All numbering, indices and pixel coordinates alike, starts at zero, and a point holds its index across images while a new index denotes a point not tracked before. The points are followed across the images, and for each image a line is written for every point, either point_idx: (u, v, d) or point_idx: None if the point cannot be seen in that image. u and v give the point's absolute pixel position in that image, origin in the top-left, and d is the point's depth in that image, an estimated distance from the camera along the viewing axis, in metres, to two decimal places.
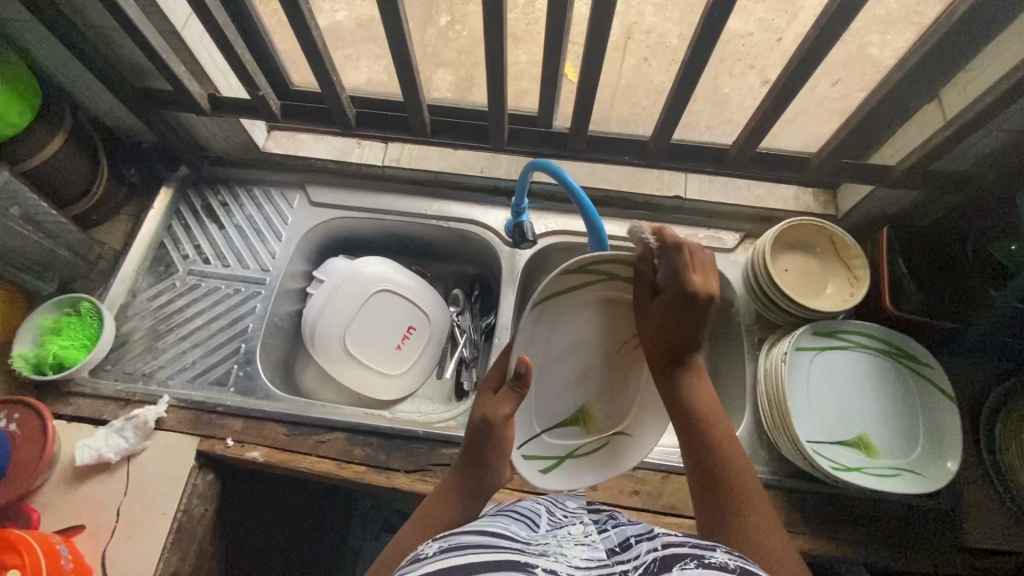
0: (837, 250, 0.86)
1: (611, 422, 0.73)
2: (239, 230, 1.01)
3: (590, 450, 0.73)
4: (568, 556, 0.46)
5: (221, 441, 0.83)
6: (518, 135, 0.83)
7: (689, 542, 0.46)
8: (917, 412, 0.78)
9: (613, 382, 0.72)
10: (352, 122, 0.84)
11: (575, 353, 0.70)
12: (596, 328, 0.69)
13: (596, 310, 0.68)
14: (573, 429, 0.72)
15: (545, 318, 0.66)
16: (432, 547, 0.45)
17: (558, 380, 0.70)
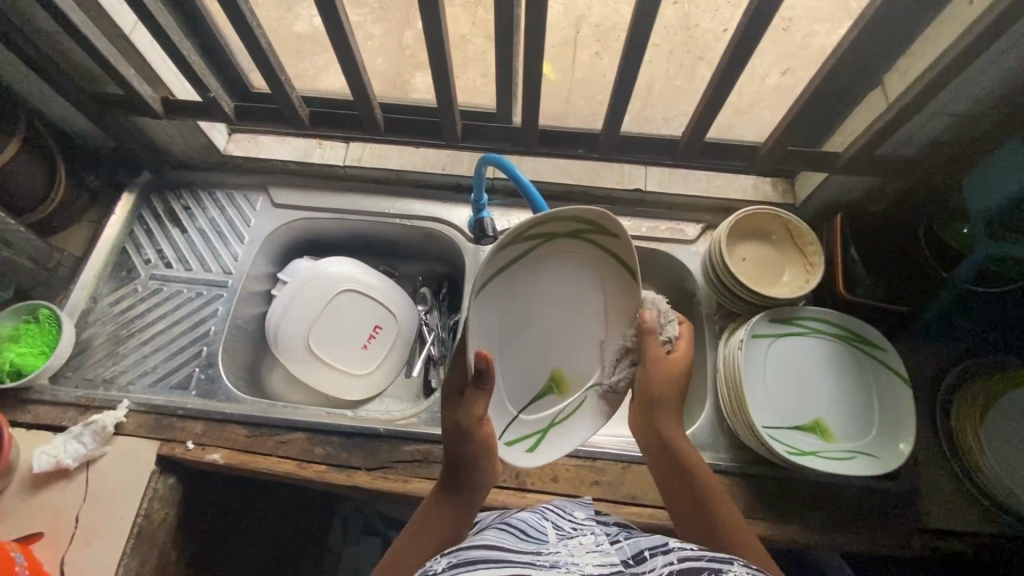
0: (793, 238, 0.87)
1: (590, 382, 0.68)
2: (202, 234, 1.01)
3: (573, 415, 0.68)
4: (579, 566, 0.48)
5: (181, 444, 0.83)
6: (473, 131, 0.83)
7: (705, 555, 0.46)
8: (872, 395, 0.79)
9: (584, 341, 0.67)
10: (306, 122, 0.84)
11: (534, 324, 0.65)
12: (550, 292, 0.65)
13: (543, 275, 0.64)
14: (550, 399, 0.67)
15: (487, 297, 0.62)
16: (442, 562, 0.48)
17: (522, 353, 0.65)
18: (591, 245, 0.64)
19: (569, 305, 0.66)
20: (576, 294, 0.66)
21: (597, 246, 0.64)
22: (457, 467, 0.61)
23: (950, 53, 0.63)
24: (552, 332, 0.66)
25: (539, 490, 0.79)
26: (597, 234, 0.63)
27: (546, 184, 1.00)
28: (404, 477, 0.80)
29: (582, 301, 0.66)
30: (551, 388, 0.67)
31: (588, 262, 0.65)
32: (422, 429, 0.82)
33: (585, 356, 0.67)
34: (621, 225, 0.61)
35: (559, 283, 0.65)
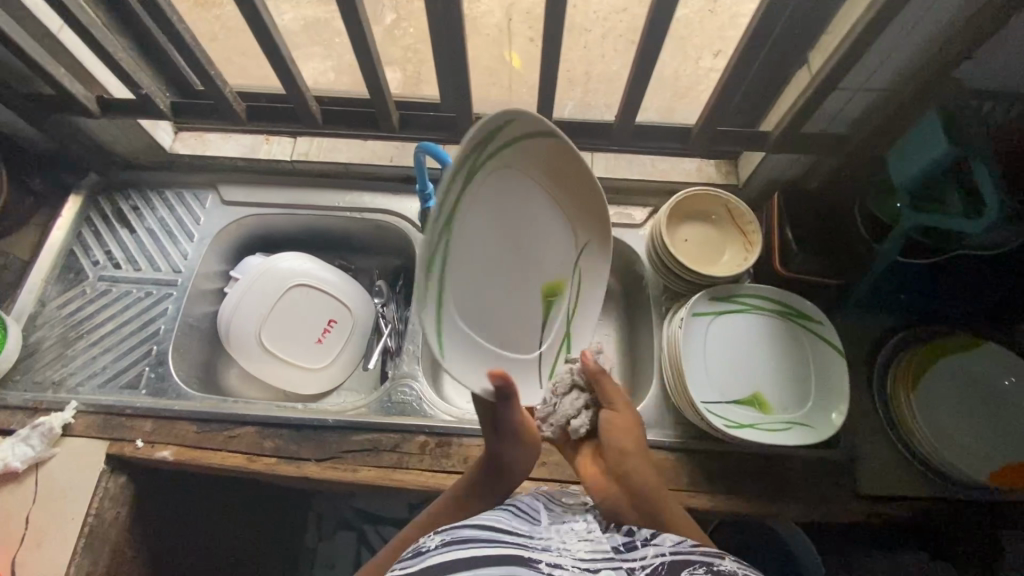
0: (734, 217, 0.89)
1: (571, 261, 0.68)
2: (152, 234, 1.01)
3: (574, 305, 0.70)
4: (572, 549, 0.53)
5: (131, 443, 0.83)
6: (409, 121, 0.84)
7: (698, 549, 0.52)
8: (808, 368, 0.82)
9: (544, 235, 0.64)
10: (242, 117, 0.84)
11: (501, 274, 0.59)
12: (495, 238, 0.57)
13: (475, 238, 0.54)
14: (555, 310, 0.68)
15: (449, 323, 0.53)
16: (436, 540, 0.53)
17: (509, 307, 0.61)
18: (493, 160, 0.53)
19: (517, 221, 0.59)
20: (511, 211, 0.58)
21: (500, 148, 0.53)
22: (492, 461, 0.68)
23: (857, 27, 0.65)
24: (521, 262, 0.61)
25: None
26: (501, 142, 0.53)
27: None
28: (353, 467, 0.80)
29: (527, 211, 0.61)
30: (548, 301, 0.66)
31: (507, 178, 0.56)
32: (370, 418, 0.83)
33: (554, 245, 0.65)
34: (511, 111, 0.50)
35: (495, 219, 0.57)
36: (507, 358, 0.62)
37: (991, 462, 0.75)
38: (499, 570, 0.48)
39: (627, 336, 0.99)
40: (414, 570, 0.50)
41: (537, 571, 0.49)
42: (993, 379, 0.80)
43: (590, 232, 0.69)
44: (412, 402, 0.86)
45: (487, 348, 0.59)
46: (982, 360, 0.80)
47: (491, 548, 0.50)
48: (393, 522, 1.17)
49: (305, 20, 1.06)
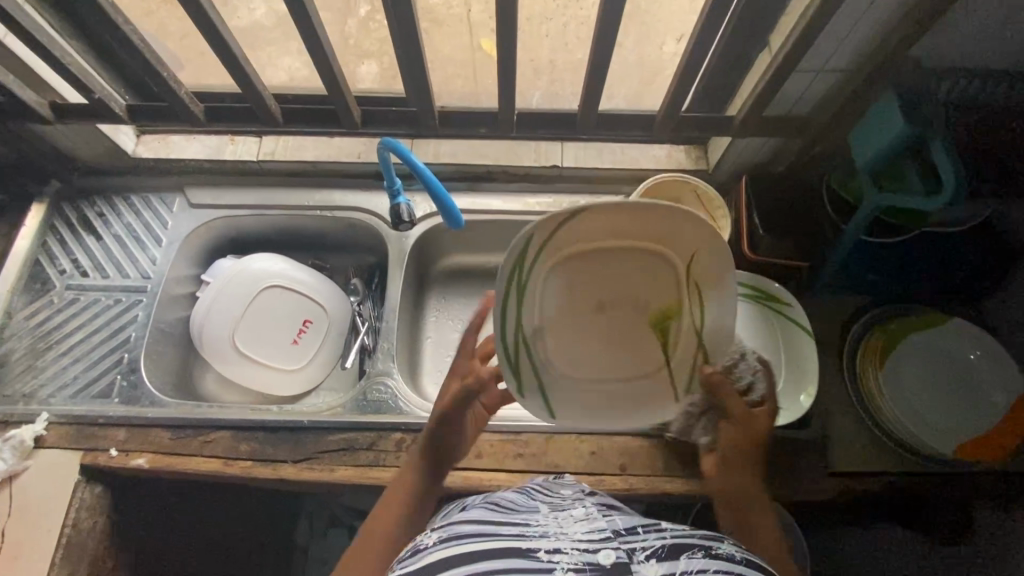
0: (702, 202, 0.89)
1: (672, 284, 0.69)
2: (119, 240, 1.00)
3: (700, 315, 0.69)
4: (570, 534, 0.50)
5: (104, 452, 0.83)
6: (372, 117, 0.83)
7: (698, 533, 0.50)
8: (779, 350, 0.83)
9: (630, 273, 0.69)
10: (200, 118, 0.83)
11: (601, 328, 0.71)
12: (583, 307, 0.70)
13: (559, 313, 0.70)
14: (683, 328, 0.71)
15: (561, 388, 0.72)
16: (430, 536, 0.52)
17: (615, 352, 0.72)
18: (544, 265, 0.67)
19: (598, 281, 0.69)
20: (587, 279, 0.69)
21: (531, 262, 0.66)
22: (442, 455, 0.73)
23: (810, 9, 0.65)
24: (618, 311, 0.71)
25: (465, 467, 0.81)
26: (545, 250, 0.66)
27: (465, 166, 1.01)
28: (330, 467, 0.80)
29: (605, 270, 0.69)
30: (661, 326, 0.71)
31: (568, 260, 0.68)
32: (345, 418, 0.82)
33: (637, 283, 0.70)
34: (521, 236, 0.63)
35: (572, 293, 0.70)
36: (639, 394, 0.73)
37: (958, 434, 0.77)
38: (492, 562, 0.46)
39: None
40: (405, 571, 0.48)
41: (533, 560, 0.46)
42: (961, 352, 0.81)
43: (674, 229, 0.65)
44: (387, 400, 0.86)
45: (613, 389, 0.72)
46: (948, 334, 0.82)
47: (486, 542, 0.49)
48: None
49: (276, 15, 1.04)
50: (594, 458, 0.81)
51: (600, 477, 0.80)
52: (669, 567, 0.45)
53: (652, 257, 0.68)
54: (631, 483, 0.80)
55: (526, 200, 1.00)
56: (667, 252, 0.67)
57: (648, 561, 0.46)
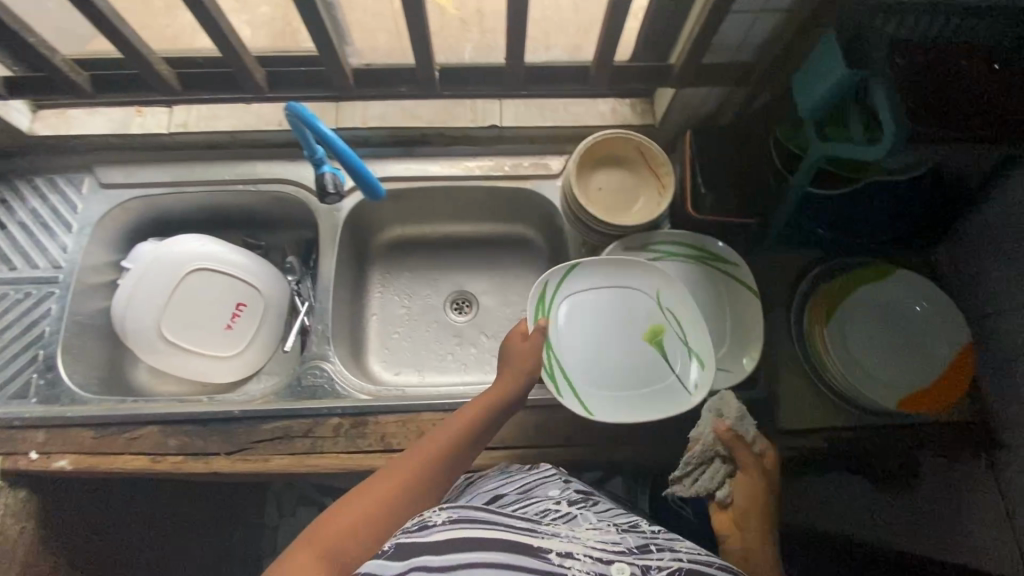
0: (646, 159, 0.85)
1: (653, 301, 0.82)
2: (26, 228, 0.92)
3: (682, 322, 0.81)
4: (582, 540, 0.52)
5: (24, 456, 0.78)
6: (279, 80, 0.76)
7: (715, 563, 0.52)
8: (726, 313, 0.82)
9: (618, 302, 0.83)
10: (88, 89, 0.75)
11: (611, 353, 0.81)
12: (592, 337, 0.82)
13: (577, 346, 0.81)
14: (668, 338, 0.81)
15: (597, 401, 0.78)
16: (439, 514, 0.49)
17: (626, 370, 0.80)
18: (554, 304, 0.82)
19: (598, 315, 0.83)
20: (589, 314, 0.83)
21: (550, 303, 0.81)
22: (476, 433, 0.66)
23: None
24: (620, 335, 0.82)
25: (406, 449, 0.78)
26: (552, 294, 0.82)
27: (397, 130, 0.94)
28: (265, 457, 0.77)
29: (599, 302, 0.83)
30: (656, 342, 0.81)
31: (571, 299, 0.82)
32: (277, 406, 0.79)
33: (626, 307, 0.83)
34: (540, 278, 0.80)
35: (579, 329, 0.82)
36: (658, 395, 0.78)
37: (909, 388, 0.76)
38: (503, 556, 0.45)
39: None
40: (414, 542, 0.45)
41: (546, 562, 0.46)
42: (906, 305, 0.80)
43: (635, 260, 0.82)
44: (323, 385, 0.82)
45: (635, 399, 0.78)
46: (896, 288, 0.80)
47: (500, 531, 0.48)
48: None
49: None
50: (539, 432, 0.79)
51: (545, 450, 0.78)
52: None
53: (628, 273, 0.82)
54: (577, 455, 0.78)
55: (465, 164, 0.94)
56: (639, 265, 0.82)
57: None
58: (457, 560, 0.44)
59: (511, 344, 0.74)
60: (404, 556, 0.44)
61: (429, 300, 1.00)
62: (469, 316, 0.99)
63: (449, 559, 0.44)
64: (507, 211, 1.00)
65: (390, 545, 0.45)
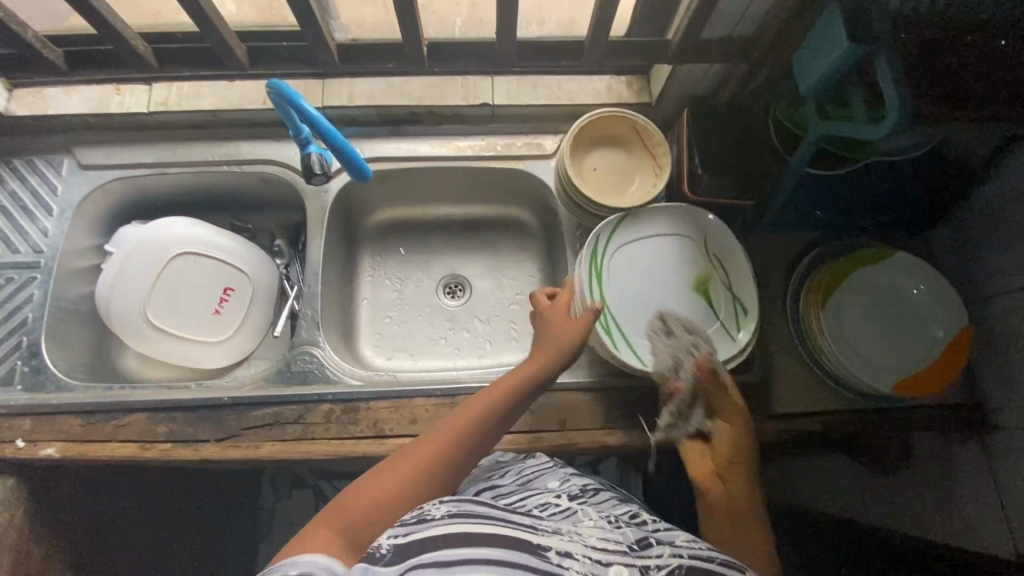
0: (642, 139, 0.83)
1: (701, 252, 0.79)
2: (3, 211, 0.89)
3: (728, 274, 0.78)
4: (582, 537, 0.51)
5: (10, 444, 0.77)
6: (262, 56, 0.72)
7: (716, 557, 0.51)
8: (729, 291, 0.78)
9: (665, 253, 0.79)
10: (61, 66, 0.72)
11: (657, 302, 0.78)
12: (641, 285, 0.78)
13: (627, 294, 0.78)
14: (715, 289, 0.78)
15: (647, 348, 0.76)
16: (438, 508, 0.49)
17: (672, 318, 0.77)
18: (606, 251, 0.78)
19: (645, 263, 0.79)
20: (637, 262, 0.79)
21: (602, 253, 0.78)
22: (514, 406, 0.62)
23: None
24: (666, 284, 0.79)
25: (399, 434, 0.77)
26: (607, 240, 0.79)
27: (386, 108, 0.91)
28: (255, 444, 0.76)
29: (648, 251, 0.79)
30: (702, 291, 0.78)
31: (622, 246, 0.79)
32: (267, 392, 0.78)
33: (673, 256, 0.79)
34: (591, 233, 0.78)
35: (629, 278, 0.78)
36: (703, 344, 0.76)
37: (907, 371, 0.75)
38: (500, 554, 0.45)
39: (550, 274, 0.97)
40: (414, 539, 0.45)
41: (545, 561, 0.46)
42: (904, 288, 0.79)
43: (684, 211, 0.79)
44: (313, 370, 0.82)
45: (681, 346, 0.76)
46: (894, 270, 0.79)
47: (499, 529, 0.47)
48: (345, 476, 1.21)
49: None
50: (532, 415, 0.79)
51: (539, 434, 0.78)
52: None
53: (671, 223, 0.80)
54: (571, 438, 0.78)
55: (457, 144, 0.92)
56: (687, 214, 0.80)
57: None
58: (453, 558, 0.44)
59: (554, 310, 0.71)
60: (403, 554, 0.44)
61: (421, 283, 0.98)
62: (461, 300, 0.97)
63: (446, 556, 0.44)
64: (500, 193, 0.98)
65: (387, 543, 0.45)
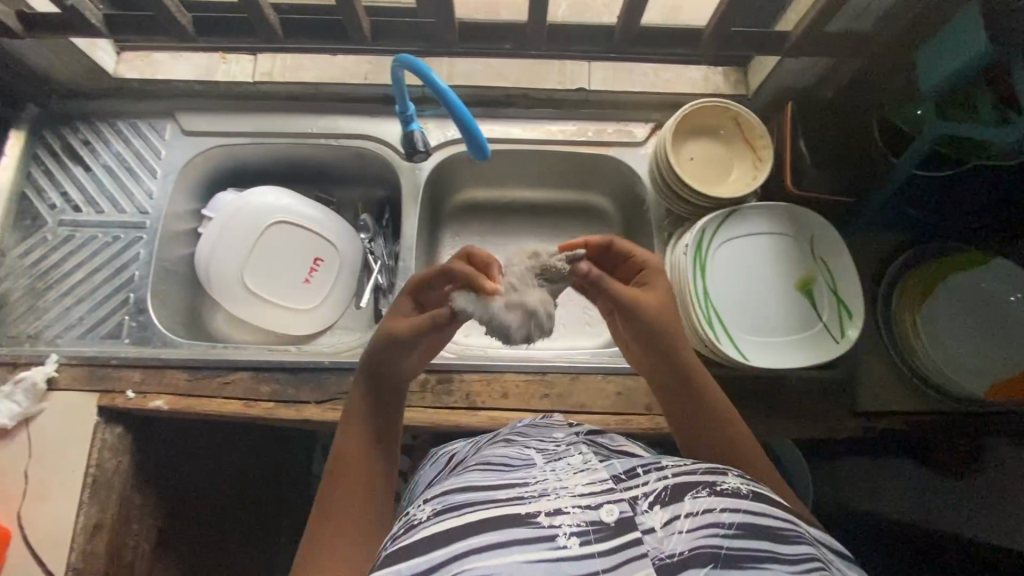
0: (742, 131, 0.84)
1: (806, 252, 0.80)
2: (110, 172, 0.92)
3: (831, 273, 0.79)
4: (570, 487, 0.47)
5: (121, 394, 0.80)
6: (383, 30, 0.74)
7: (698, 470, 0.49)
8: (833, 290, 0.79)
9: (770, 252, 0.81)
10: (189, 31, 0.74)
11: (760, 300, 0.80)
12: (744, 283, 0.80)
13: (729, 291, 0.80)
14: (815, 289, 0.79)
15: (751, 345, 0.78)
16: (425, 510, 0.47)
17: (773, 316, 0.79)
18: (710, 250, 0.80)
19: (749, 262, 0.81)
20: (741, 261, 0.81)
21: (706, 249, 0.80)
22: (379, 384, 0.66)
23: None
24: (769, 284, 0.80)
25: (490, 407, 0.80)
26: (714, 233, 0.80)
27: (481, 89, 0.93)
28: None
29: (752, 251, 0.81)
30: (807, 291, 0.80)
31: (728, 243, 0.81)
32: None
33: (778, 256, 0.81)
34: (698, 225, 0.79)
35: (732, 276, 0.80)
36: (805, 342, 0.78)
37: (999, 374, 0.75)
38: (490, 535, 0.41)
39: None
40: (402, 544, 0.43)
41: (534, 528, 0.42)
42: (1001, 295, 0.78)
43: (788, 211, 0.80)
44: None
45: (783, 343, 0.78)
46: (992, 276, 0.79)
47: (478, 510, 0.44)
48: None
49: None
50: (620, 398, 0.81)
51: (628, 416, 0.80)
52: (674, 511, 0.44)
53: (776, 220, 0.81)
54: (658, 422, 0.79)
55: (547, 128, 0.93)
56: (795, 212, 0.80)
57: (653, 509, 0.45)
58: (442, 557, 0.40)
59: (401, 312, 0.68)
60: (391, 559, 0.41)
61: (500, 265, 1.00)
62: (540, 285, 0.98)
63: (433, 559, 0.40)
64: (584, 180, 0.99)
65: (379, 556, 0.43)
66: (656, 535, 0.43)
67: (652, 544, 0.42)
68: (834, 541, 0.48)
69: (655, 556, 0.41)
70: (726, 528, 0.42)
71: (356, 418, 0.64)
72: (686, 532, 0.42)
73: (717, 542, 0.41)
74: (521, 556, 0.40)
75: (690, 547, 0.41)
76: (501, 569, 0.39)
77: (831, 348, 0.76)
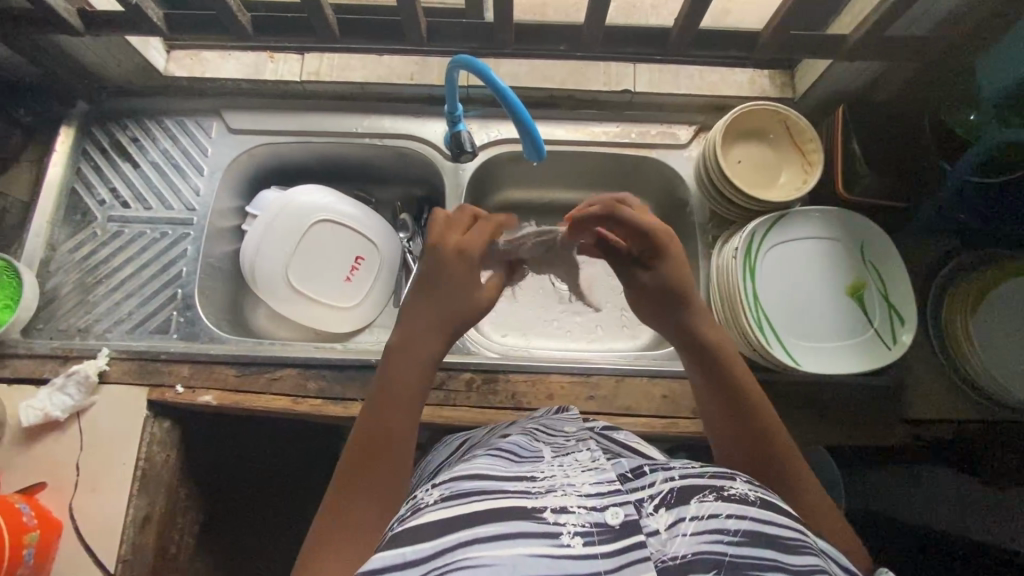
0: (791, 135, 0.83)
1: (858, 258, 0.80)
2: (158, 168, 0.93)
3: (883, 280, 0.79)
4: (577, 484, 0.46)
5: (170, 388, 0.81)
6: (439, 31, 0.74)
7: (704, 473, 0.48)
8: (884, 297, 0.78)
9: (820, 257, 0.80)
10: (248, 30, 0.75)
11: (809, 304, 0.79)
12: (793, 287, 0.80)
13: (778, 294, 0.79)
14: (866, 294, 0.79)
15: (799, 349, 0.78)
16: (432, 494, 0.46)
17: (821, 321, 0.79)
18: (760, 253, 0.80)
19: (799, 266, 0.80)
20: (790, 264, 0.80)
21: (755, 252, 0.80)
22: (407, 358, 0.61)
23: None
24: (819, 288, 0.80)
25: (536, 408, 0.80)
26: (764, 236, 0.80)
27: (526, 90, 0.93)
28: None
29: (803, 255, 0.80)
30: (857, 297, 0.79)
31: (777, 247, 0.80)
32: None
33: (827, 261, 0.80)
34: (748, 227, 0.79)
35: (781, 279, 0.80)
36: (853, 348, 0.77)
37: None
38: (496, 527, 0.42)
39: None
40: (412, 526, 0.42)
41: (540, 522, 0.42)
42: None
43: (842, 217, 0.80)
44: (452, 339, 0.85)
45: (832, 348, 0.78)
46: None
47: (486, 501, 0.44)
48: None
49: None
50: (666, 401, 0.81)
51: (674, 420, 0.80)
52: (679, 514, 0.44)
53: (826, 225, 0.80)
54: None
55: (591, 129, 0.92)
56: (846, 218, 0.80)
57: (658, 511, 0.45)
58: (449, 543, 0.41)
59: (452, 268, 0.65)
60: (396, 543, 0.41)
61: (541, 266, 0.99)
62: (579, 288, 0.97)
63: (438, 544, 0.41)
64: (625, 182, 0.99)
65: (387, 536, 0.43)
66: (660, 538, 0.43)
67: (656, 546, 0.43)
68: (839, 554, 0.48)
69: (658, 558, 0.42)
70: (732, 535, 0.43)
71: (390, 407, 0.59)
72: (690, 535, 0.43)
73: (721, 549, 0.42)
74: (524, 551, 0.40)
75: (694, 551, 0.42)
76: (503, 561, 0.39)
77: (884, 355, 0.76)
